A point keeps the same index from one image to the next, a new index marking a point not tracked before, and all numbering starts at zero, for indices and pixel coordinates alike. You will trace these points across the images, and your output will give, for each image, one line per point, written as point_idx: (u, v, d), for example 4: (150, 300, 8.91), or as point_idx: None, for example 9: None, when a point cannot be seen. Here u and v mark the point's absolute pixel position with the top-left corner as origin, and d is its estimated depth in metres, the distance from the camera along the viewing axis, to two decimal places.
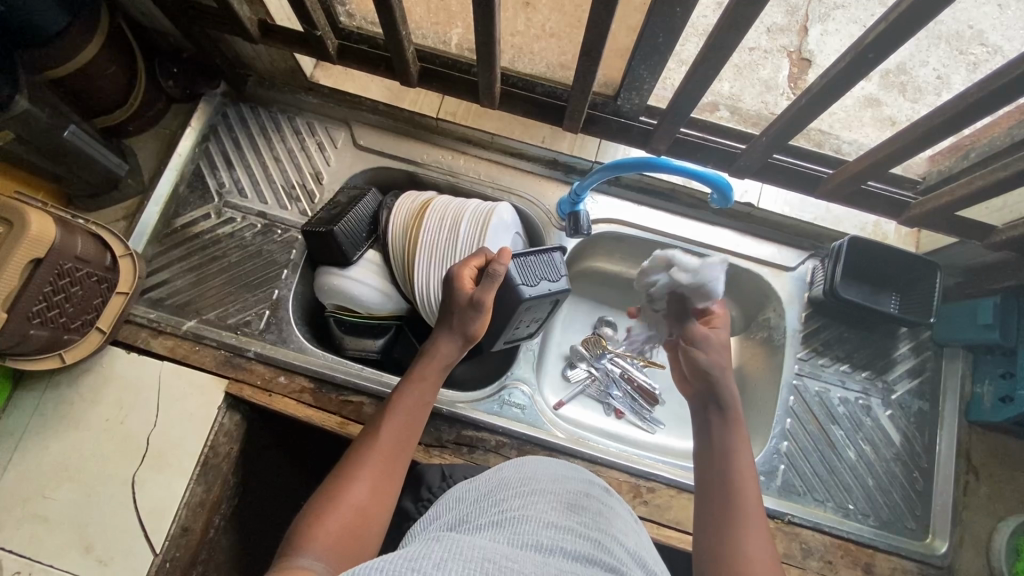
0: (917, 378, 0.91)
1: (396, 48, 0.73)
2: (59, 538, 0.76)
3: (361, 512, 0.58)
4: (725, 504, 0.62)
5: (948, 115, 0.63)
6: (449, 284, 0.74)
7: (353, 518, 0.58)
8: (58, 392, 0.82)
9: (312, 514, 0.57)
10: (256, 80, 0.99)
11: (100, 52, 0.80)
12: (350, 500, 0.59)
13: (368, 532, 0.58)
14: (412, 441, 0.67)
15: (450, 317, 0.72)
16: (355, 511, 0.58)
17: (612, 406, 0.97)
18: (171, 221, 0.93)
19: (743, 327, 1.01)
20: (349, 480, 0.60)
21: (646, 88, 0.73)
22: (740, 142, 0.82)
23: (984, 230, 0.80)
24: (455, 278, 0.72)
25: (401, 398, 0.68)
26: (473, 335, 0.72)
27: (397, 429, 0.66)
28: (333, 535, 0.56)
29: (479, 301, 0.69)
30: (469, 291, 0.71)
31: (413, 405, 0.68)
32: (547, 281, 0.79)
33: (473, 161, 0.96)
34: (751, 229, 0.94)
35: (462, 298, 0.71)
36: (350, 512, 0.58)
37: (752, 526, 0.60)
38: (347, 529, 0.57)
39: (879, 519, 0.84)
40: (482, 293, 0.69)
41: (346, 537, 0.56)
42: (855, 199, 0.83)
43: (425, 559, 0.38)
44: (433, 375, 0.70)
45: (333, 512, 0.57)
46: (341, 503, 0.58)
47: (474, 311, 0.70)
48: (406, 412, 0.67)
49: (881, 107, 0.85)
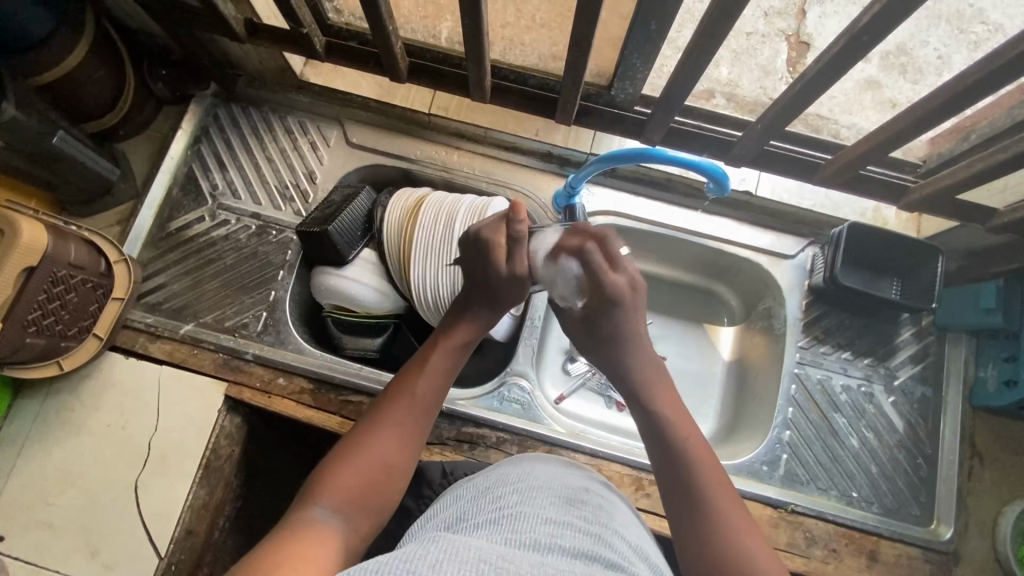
0: (920, 364, 0.90)
1: (384, 43, 0.72)
2: (65, 544, 0.76)
3: (384, 469, 0.58)
4: (685, 479, 0.58)
5: (945, 97, 0.62)
6: (481, 251, 0.69)
7: (373, 476, 0.57)
8: (59, 399, 0.82)
9: (333, 465, 0.57)
10: (246, 80, 0.98)
11: (88, 56, 0.79)
12: (375, 455, 0.58)
13: (388, 488, 0.58)
14: (441, 402, 0.66)
15: (489, 286, 0.69)
16: (378, 467, 0.57)
17: (613, 398, 0.97)
18: (165, 225, 0.93)
19: (743, 316, 1.01)
20: (373, 436, 0.59)
21: (640, 77, 0.72)
22: (735, 130, 0.81)
23: (986, 214, 0.79)
24: (489, 245, 0.68)
25: (436, 357, 0.67)
26: (509, 304, 0.72)
27: (431, 389, 0.64)
28: (353, 489, 0.55)
29: (518, 273, 0.69)
30: (507, 265, 0.68)
31: (449, 366, 0.67)
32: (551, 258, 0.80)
33: (468, 156, 0.95)
34: (749, 217, 0.93)
35: (499, 271, 0.68)
36: (374, 468, 0.57)
37: (716, 488, 0.57)
38: (367, 484, 0.56)
39: (883, 506, 0.84)
40: (523, 265, 0.68)
41: (365, 492, 0.56)
42: (854, 184, 0.82)
43: (420, 561, 0.38)
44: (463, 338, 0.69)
45: (355, 465, 0.56)
46: (365, 458, 0.57)
47: (514, 283, 0.69)
48: (441, 373, 0.66)
49: (881, 88, 0.84)
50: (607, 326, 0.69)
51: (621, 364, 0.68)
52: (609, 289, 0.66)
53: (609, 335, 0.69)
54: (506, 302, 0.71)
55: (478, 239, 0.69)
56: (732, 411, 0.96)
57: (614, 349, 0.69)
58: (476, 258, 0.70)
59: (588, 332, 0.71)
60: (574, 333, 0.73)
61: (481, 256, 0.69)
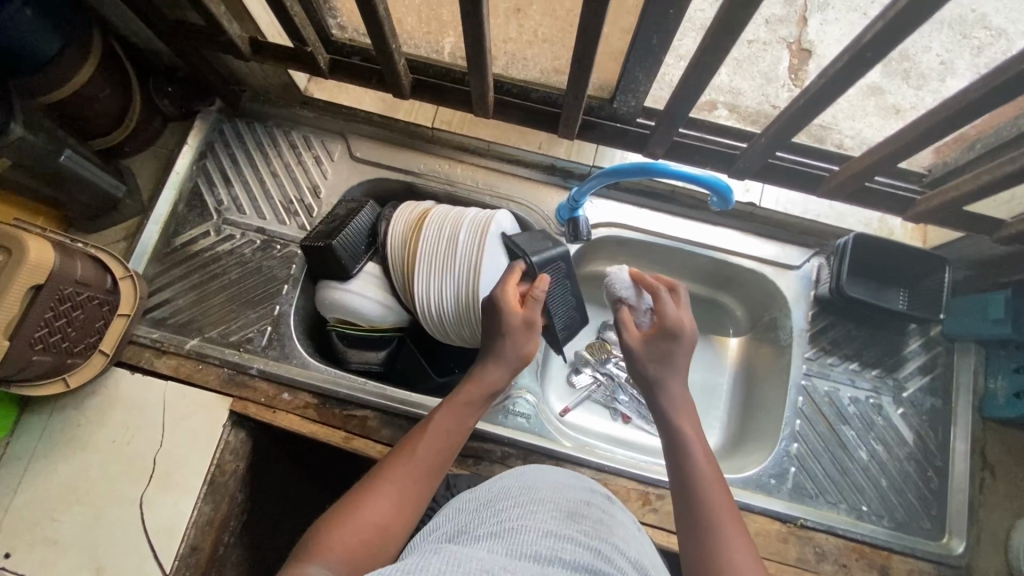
0: (929, 374, 0.89)
1: (387, 60, 0.73)
2: (68, 561, 0.76)
3: (381, 530, 0.56)
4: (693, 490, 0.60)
5: (949, 112, 0.62)
6: (493, 307, 0.73)
7: (370, 535, 0.55)
8: (65, 414, 0.82)
9: (329, 524, 0.55)
10: (250, 96, 0.99)
11: (95, 75, 0.80)
12: (372, 514, 0.56)
13: (383, 549, 0.55)
14: (445, 466, 0.64)
15: (503, 345, 0.71)
16: (374, 528, 0.55)
17: (619, 411, 0.97)
18: (171, 240, 0.93)
19: (749, 327, 1.00)
20: (372, 494, 0.58)
21: (642, 90, 0.72)
22: (739, 142, 0.81)
23: (993, 224, 0.78)
24: (503, 307, 0.71)
25: (443, 418, 0.66)
26: (520, 363, 0.72)
27: (432, 451, 0.63)
28: (350, 546, 0.53)
29: (530, 317, 0.72)
30: (521, 312, 0.71)
31: (455, 427, 0.67)
32: (553, 248, 0.83)
33: (471, 170, 0.96)
34: (753, 228, 0.92)
35: (512, 318, 0.71)
36: (370, 529, 0.55)
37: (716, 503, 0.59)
38: (364, 544, 0.54)
39: (893, 520, 0.82)
40: (533, 313, 0.72)
41: (361, 551, 0.53)
42: (859, 197, 0.81)
43: (423, 571, 0.37)
44: (477, 399, 0.69)
45: (352, 525, 0.55)
46: (360, 517, 0.56)
47: (527, 331, 0.72)
48: (446, 435, 0.65)
49: (884, 95, 0.84)
50: (667, 352, 0.71)
51: (657, 379, 0.70)
52: (673, 321, 0.71)
53: (660, 357, 0.71)
54: (520, 361, 0.72)
55: (490, 299, 0.73)
56: (739, 422, 0.96)
57: (662, 376, 0.70)
58: (488, 315, 0.74)
59: (651, 350, 0.72)
60: (632, 351, 0.73)
61: (492, 312, 0.73)
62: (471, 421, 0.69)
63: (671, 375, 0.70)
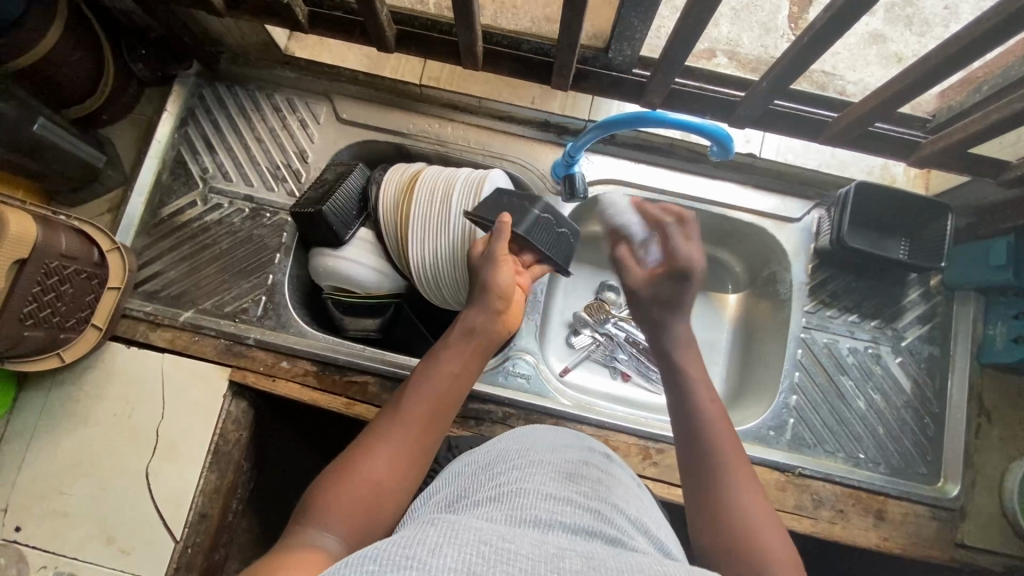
0: (928, 324, 0.89)
1: (369, 13, 0.69)
2: (80, 531, 0.77)
3: (378, 486, 0.54)
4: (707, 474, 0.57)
5: (956, 48, 0.60)
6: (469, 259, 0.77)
7: (367, 493, 0.53)
8: (64, 389, 0.82)
9: (327, 483, 0.54)
10: (228, 57, 0.94)
11: (63, 37, 0.76)
12: (368, 473, 0.54)
13: (382, 507, 0.54)
14: (444, 417, 0.62)
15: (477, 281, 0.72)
16: (371, 486, 0.54)
17: (618, 369, 0.97)
18: (157, 211, 0.91)
19: (748, 283, 1.00)
20: (368, 453, 0.56)
21: (638, 37, 0.69)
22: (739, 91, 0.79)
23: (998, 167, 0.76)
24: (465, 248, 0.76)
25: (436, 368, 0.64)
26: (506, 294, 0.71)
27: (427, 404, 0.61)
28: (346, 504, 0.52)
29: (492, 252, 0.73)
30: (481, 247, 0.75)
31: (445, 381, 0.63)
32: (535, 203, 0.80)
33: (461, 128, 0.93)
34: (752, 180, 0.91)
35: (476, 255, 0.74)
36: (367, 487, 0.54)
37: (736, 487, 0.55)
38: (363, 502, 0.53)
39: (890, 466, 0.84)
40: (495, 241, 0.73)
41: (359, 510, 0.52)
42: (863, 142, 0.79)
43: (418, 546, 0.36)
44: (467, 344, 0.67)
45: (349, 484, 0.53)
46: (357, 476, 0.54)
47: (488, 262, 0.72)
48: (440, 386, 0.63)
49: (886, 43, 0.76)
50: (677, 293, 0.75)
51: (661, 321, 0.74)
52: (682, 255, 0.76)
53: (665, 298, 0.75)
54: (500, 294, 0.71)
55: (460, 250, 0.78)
56: (738, 376, 0.97)
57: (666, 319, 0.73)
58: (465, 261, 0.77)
59: (654, 293, 0.76)
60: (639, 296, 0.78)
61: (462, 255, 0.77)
62: (466, 366, 0.66)
63: (674, 316, 0.73)
